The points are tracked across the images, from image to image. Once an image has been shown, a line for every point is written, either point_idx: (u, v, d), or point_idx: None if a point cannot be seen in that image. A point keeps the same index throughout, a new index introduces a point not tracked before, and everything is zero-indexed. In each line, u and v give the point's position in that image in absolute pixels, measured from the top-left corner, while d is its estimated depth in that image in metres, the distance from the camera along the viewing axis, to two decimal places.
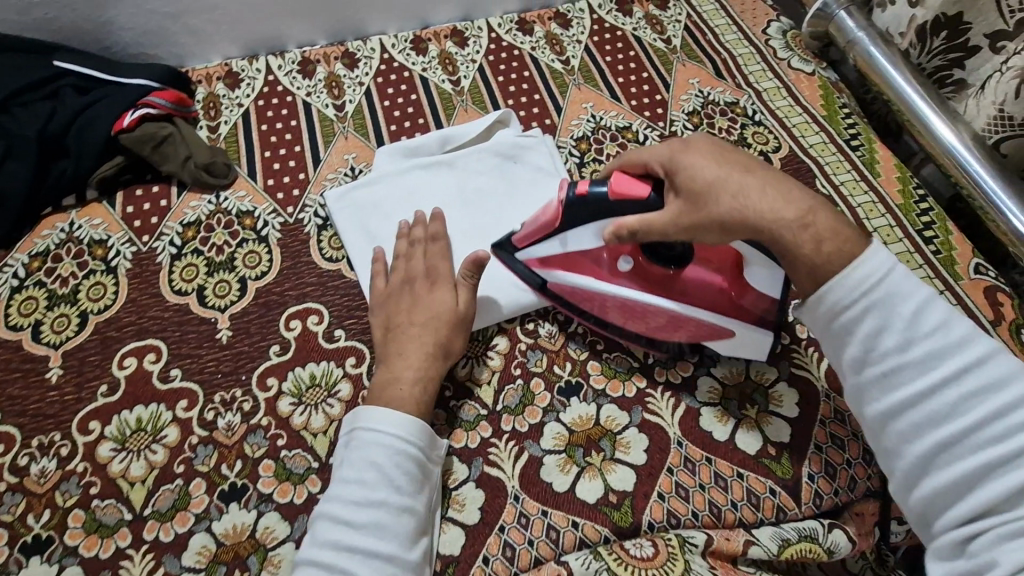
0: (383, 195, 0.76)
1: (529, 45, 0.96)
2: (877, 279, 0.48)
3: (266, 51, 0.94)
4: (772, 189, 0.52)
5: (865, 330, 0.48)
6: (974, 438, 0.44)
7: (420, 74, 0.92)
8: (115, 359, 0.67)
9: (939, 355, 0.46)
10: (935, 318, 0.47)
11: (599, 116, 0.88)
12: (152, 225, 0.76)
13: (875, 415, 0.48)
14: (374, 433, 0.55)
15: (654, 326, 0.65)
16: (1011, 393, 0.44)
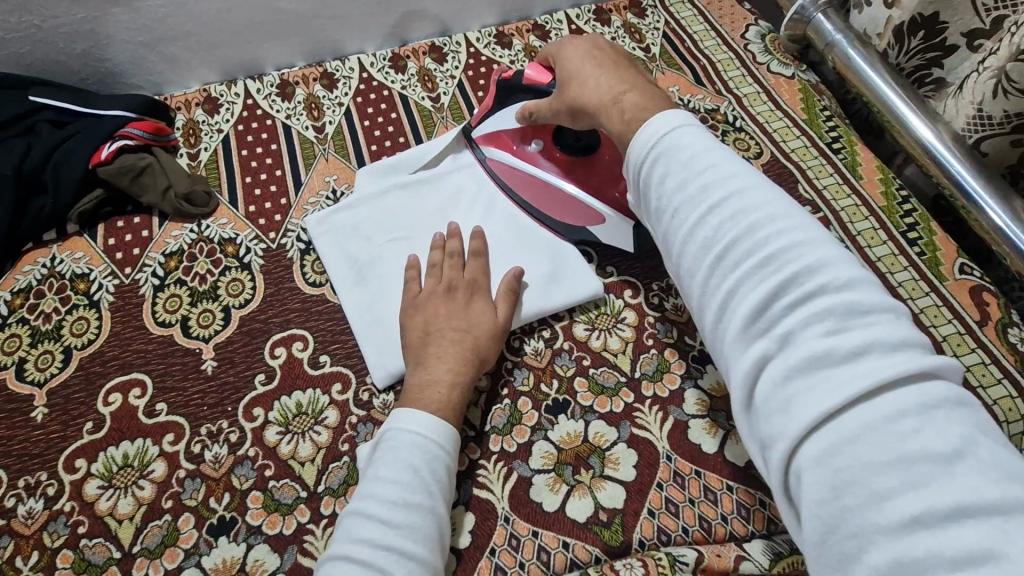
0: (364, 218, 0.76)
1: (508, 59, 0.96)
2: (659, 134, 0.52)
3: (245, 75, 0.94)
4: (607, 75, 0.62)
5: (695, 219, 0.48)
6: (760, 273, 0.43)
7: (399, 92, 0.92)
8: (100, 395, 0.67)
9: (705, 193, 0.48)
10: (707, 163, 0.49)
11: None
12: (134, 257, 0.76)
13: (682, 273, 0.49)
14: (407, 432, 0.56)
15: (549, 208, 0.75)
16: (790, 236, 0.43)
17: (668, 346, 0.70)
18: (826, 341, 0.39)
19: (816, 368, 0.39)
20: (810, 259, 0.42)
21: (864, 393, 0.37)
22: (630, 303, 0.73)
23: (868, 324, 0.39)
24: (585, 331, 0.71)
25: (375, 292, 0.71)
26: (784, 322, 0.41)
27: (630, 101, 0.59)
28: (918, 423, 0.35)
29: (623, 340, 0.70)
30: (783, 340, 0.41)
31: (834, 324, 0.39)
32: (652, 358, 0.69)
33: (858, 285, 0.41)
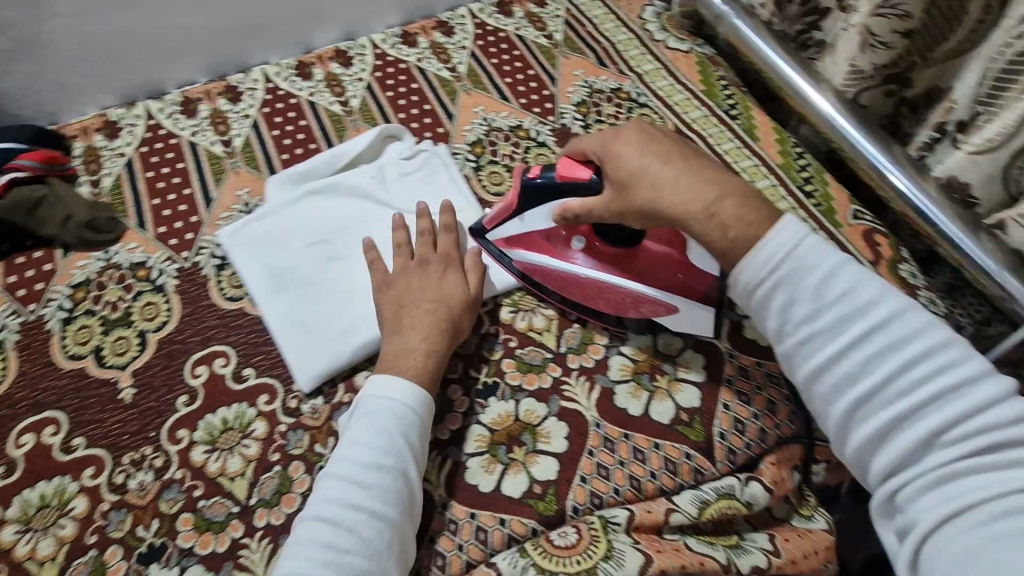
0: (278, 225, 0.75)
1: (414, 58, 0.96)
2: (799, 238, 0.52)
3: (143, 95, 0.92)
4: (685, 180, 0.56)
5: (776, 304, 0.52)
6: (909, 425, 0.47)
7: (307, 100, 0.91)
8: (11, 438, 0.64)
9: (851, 321, 0.49)
10: (841, 281, 0.50)
11: (490, 118, 0.90)
12: (38, 292, 0.73)
13: (815, 397, 0.52)
14: (383, 399, 0.57)
15: (599, 302, 0.69)
16: (955, 366, 0.46)
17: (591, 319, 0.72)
18: (940, 432, 0.45)
19: (943, 488, 0.44)
20: (986, 381, 0.46)
21: (979, 483, 0.43)
22: None
23: (995, 420, 0.45)
24: (510, 313, 0.72)
25: (298, 299, 0.71)
26: (948, 459, 0.45)
27: (729, 211, 0.54)
28: (1015, 522, 0.40)
29: (547, 317, 0.72)
30: (963, 449, 0.44)
31: (1004, 447, 0.44)
32: (576, 332, 0.71)
33: (979, 378, 0.46)
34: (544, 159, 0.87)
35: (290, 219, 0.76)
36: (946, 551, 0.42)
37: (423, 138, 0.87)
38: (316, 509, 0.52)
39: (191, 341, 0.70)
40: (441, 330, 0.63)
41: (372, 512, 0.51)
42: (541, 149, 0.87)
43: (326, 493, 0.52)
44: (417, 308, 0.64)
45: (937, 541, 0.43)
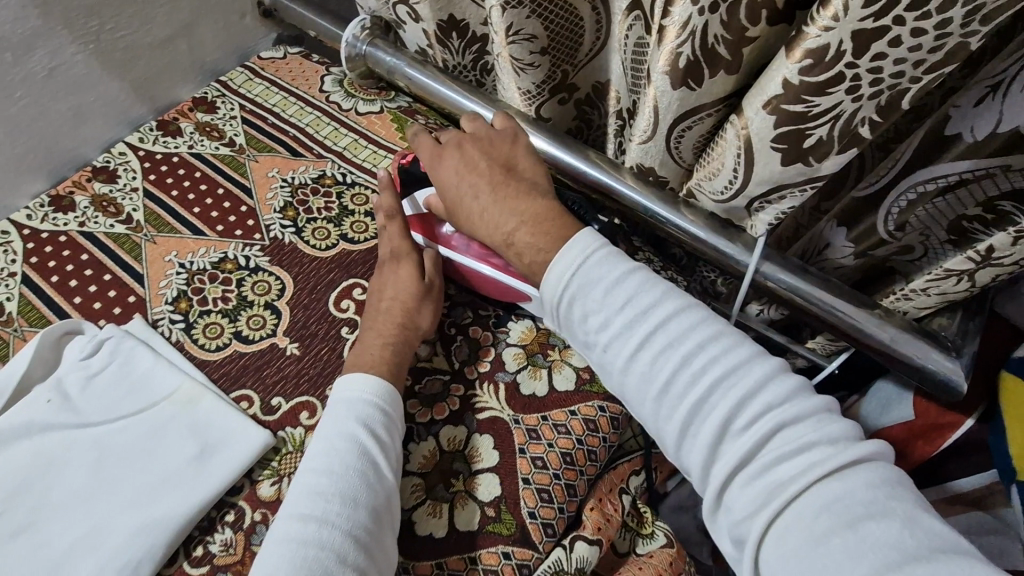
0: (71, 402, 0.65)
1: (184, 146, 0.89)
2: (587, 253, 0.52)
3: None
4: (494, 209, 0.59)
5: (578, 320, 0.52)
6: (710, 419, 0.47)
7: (79, 230, 0.81)
8: None
9: (638, 327, 0.49)
10: (629, 289, 0.50)
11: (290, 177, 0.86)
12: None
13: (632, 404, 0.52)
14: (348, 398, 0.59)
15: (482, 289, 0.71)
16: (736, 356, 0.48)
17: (470, 326, 0.72)
18: (743, 427, 0.46)
19: (759, 477, 0.46)
20: (759, 372, 0.47)
21: (794, 470, 0.45)
22: None
23: (789, 399, 0.47)
24: None
25: (125, 472, 0.61)
26: (748, 450, 0.46)
27: (523, 241, 0.57)
28: (838, 504, 0.43)
29: (428, 343, 0.71)
30: (757, 440, 0.46)
31: (790, 427, 0.46)
32: (462, 345, 0.70)
33: (764, 366, 0.48)
34: (361, 196, 0.84)
35: (82, 396, 0.65)
36: (780, 539, 0.43)
37: (229, 223, 0.81)
38: (288, 521, 0.52)
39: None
40: (423, 300, 0.67)
41: (332, 514, 0.52)
42: (354, 189, 0.85)
43: (309, 490, 0.53)
44: (397, 290, 0.67)
45: (769, 541, 0.44)
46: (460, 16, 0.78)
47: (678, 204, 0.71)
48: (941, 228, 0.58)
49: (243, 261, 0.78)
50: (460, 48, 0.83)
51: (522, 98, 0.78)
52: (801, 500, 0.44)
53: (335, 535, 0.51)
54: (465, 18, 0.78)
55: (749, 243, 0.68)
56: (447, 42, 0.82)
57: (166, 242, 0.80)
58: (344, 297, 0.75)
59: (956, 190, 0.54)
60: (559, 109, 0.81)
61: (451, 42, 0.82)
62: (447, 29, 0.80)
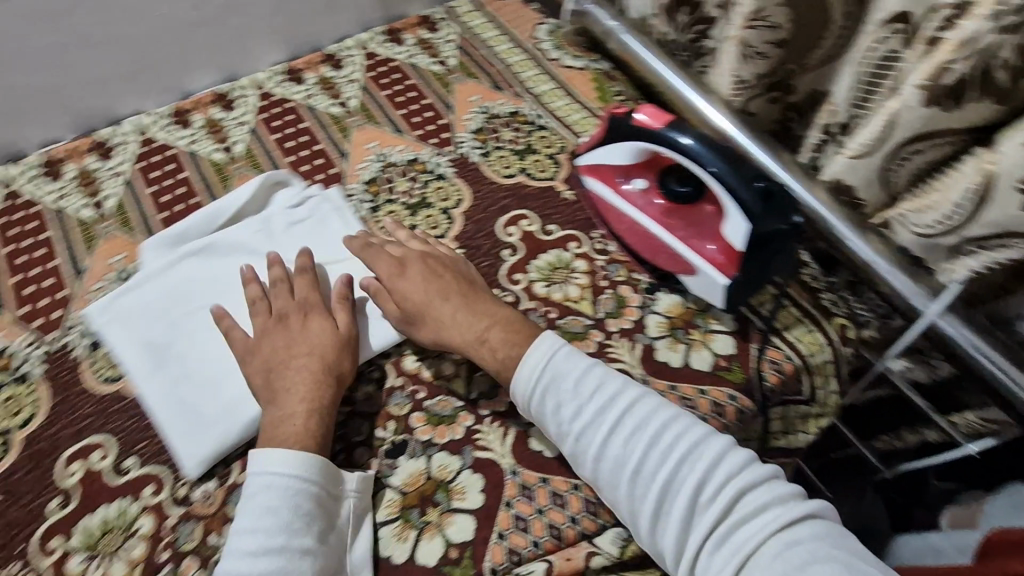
0: (270, 239, 0.74)
1: (404, 55, 0.97)
2: (553, 352, 0.59)
3: (106, 124, 0.91)
4: (463, 313, 0.65)
5: (549, 408, 0.57)
6: (677, 494, 0.52)
7: (304, 103, 0.91)
8: (59, 467, 0.62)
9: (601, 415, 0.56)
10: (594, 380, 0.57)
11: (488, 106, 0.91)
12: (56, 321, 0.71)
13: (605, 489, 0.56)
14: (266, 481, 0.54)
15: (645, 250, 0.73)
16: (692, 435, 0.54)
17: (621, 284, 0.75)
18: (700, 498, 0.51)
19: (724, 546, 0.49)
20: (714, 447, 0.53)
21: (747, 530, 0.49)
22: (578, 253, 0.77)
23: (740, 468, 0.52)
24: (545, 288, 0.74)
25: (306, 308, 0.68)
26: (712, 520, 0.50)
27: (496, 338, 0.63)
28: (797, 551, 0.47)
29: (580, 287, 0.75)
30: (718, 509, 0.50)
31: (745, 494, 0.51)
32: (610, 298, 0.74)
33: (716, 442, 0.54)
34: (548, 140, 0.87)
35: (281, 236, 0.75)
36: None
37: (427, 131, 0.88)
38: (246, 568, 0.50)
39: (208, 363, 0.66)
40: (342, 350, 0.64)
41: (292, 568, 0.51)
42: (543, 132, 0.88)
43: (270, 545, 0.51)
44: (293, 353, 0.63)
45: None
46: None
47: (866, 229, 0.70)
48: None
49: (431, 166, 0.85)
50: (684, 25, 0.87)
51: (731, 86, 0.80)
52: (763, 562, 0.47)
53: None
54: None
55: (935, 289, 0.66)
56: (674, 16, 0.87)
57: (370, 131, 0.88)
58: (512, 224, 0.80)
59: None
60: (767, 107, 0.82)
61: (679, 17, 0.86)
62: None
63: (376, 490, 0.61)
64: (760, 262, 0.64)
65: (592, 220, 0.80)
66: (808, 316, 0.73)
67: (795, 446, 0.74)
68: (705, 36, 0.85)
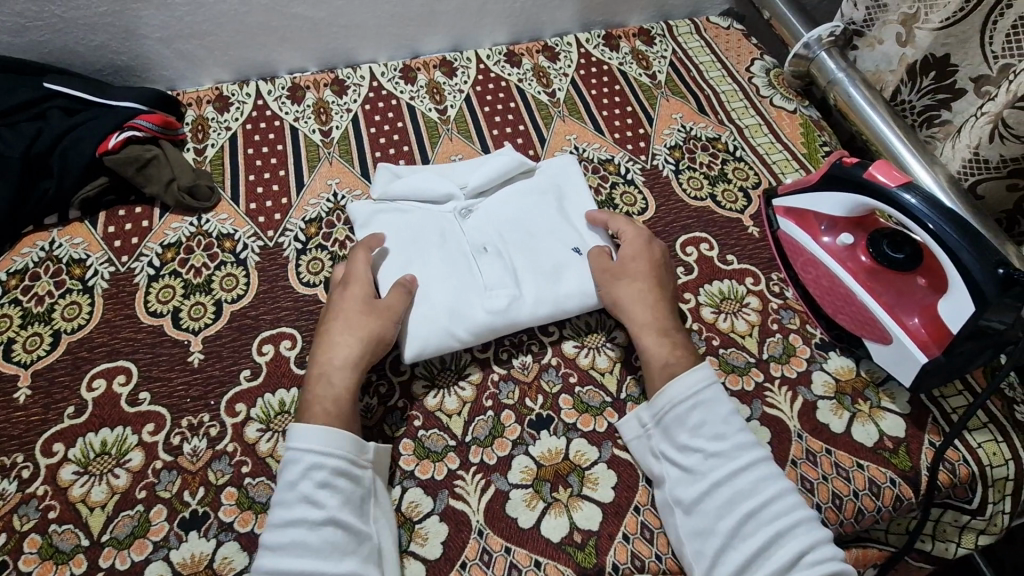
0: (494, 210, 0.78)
1: (617, 61, 1.01)
2: (715, 378, 0.61)
3: (342, 65, 1.02)
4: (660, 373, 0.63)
5: (690, 421, 0.59)
6: (777, 555, 0.51)
7: (516, 84, 0.97)
8: (254, 345, 0.70)
9: (736, 453, 0.57)
10: (738, 421, 0.59)
11: (689, 126, 0.92)
12: (276, 222, 0.81)
13: (695, 527, 0.56)
14: (297, 452, 0.55)
15: (831, 303, 0.71)
16: (804, 513, 0.54)
17: (793, 331, 0.73)
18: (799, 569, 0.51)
19: None
20: (821, 537, 0.52)
21: None
22: (753, 290, 0.76)
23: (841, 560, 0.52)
24: (712, 313, 0.74)
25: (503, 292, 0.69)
26: None
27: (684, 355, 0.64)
28: None
29: (749, 322, 0.73)
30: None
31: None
32: (778, 342, 0.72)
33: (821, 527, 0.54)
34: (743, 172, 0.87)
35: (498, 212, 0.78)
36: None
37: (625, 136, 0.91)
38: (273, 531, 0.52)
39: (511, 235, 0.76)
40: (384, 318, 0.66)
41: (313, 537, 0.51)
42: (738, 163, 0.88)
43: (284, 515, 0.53)
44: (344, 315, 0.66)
45: None
46: (954, 60, 0.78)
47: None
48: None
49: (623, 170, 0.87)
50: (925, 90, 0.83)
51: (963, 163, 0.77)
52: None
53: (319, 559, 0.51)
54: (958, 65, 0.78)
55: None
56: (915, 78, 0.84)
57: (572, 125, 0.92)
58: (691, 244, 0.80)
59: None
60: (1000, 193, 0.76)
61: (922, 80, 0.83)
62: (928, 64, 0.81)
63: (514, 455, 0.64)
64: (969, 352, 0.60)
65: (775, 262, 0.78)
66: (996, 424, 0.66)
67: (941, 556, 0.66)
68: (946, 105, 0.82)
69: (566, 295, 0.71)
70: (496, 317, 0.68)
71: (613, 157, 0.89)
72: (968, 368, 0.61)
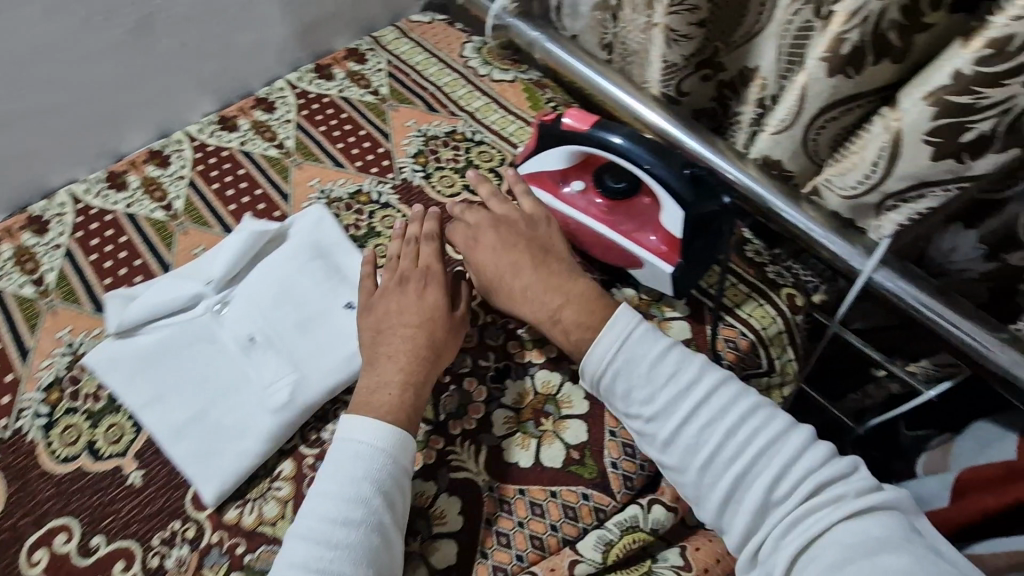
0: (251, 294, 0.73)
1: (336, 89, 0.98)
2: (632, 330, 0.60)
3: (36, 197, 0.88)
4: (536, 291, 0.65)
5: (620, 392, 0.60)
6: (752, 480, 0.55)
7: (240, 150, 0.91)
8: (22, 558, 0.60)
9: (675, 403, 0.58)
10: (670, 368, 0.59)
11: (424, 128, 0.92)
12: (6, 406, 0.69)
13: (675, 479, 0.59)
14: (356, 445, 0.57)
15: (591, 248, 0.74)
16: (770, 430, 0.56)
17: None
18: (773, 486, 0.54)
19: (793, 530, 0.53)
20: (791, 448, 0.55)
21: (809, 521, 0.52)
22: None
23: (815, 470, 0.54)
24: None
25: None
26: (788, 505, 0.53)
27: (569, 319, 0.63)
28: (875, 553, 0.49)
29: None
30: (789, 503, 0.53)
31: (821, 486, 0.54)
32: None
33: (788, 438, 0.56)
34: (487, 154, 0.89)
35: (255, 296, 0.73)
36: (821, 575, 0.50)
37: (367, 161, 0.89)
38: (309, 517, 0.54)
39: (273, 316, 0.71)
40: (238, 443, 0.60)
41: (360, 533, 0.53)
42: (481, 147, 0.90)
43: (327, 507, 0.54)
44: (402, 312, 0.65)
45: None
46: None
47: (799, 199, 0.72)
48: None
49: (375, 196, 0.85)
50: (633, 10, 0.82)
51: (663, 72, 0.81)
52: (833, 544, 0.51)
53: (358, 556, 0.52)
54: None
55: (869, 247, 0.68)
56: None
57: (311, 169, 0.88)
58: None
59: None
60: (699, 86, 0.84)
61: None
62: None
63: None
64: (701, 247, 0.68)
65: None
66: (756, 290, 0.74)
67: None
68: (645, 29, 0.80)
69: (347, 355, 0.67)
70: (284, 409, 0.64)
71: (359, 185, 0.86)
72: (705, 258, 0.69)
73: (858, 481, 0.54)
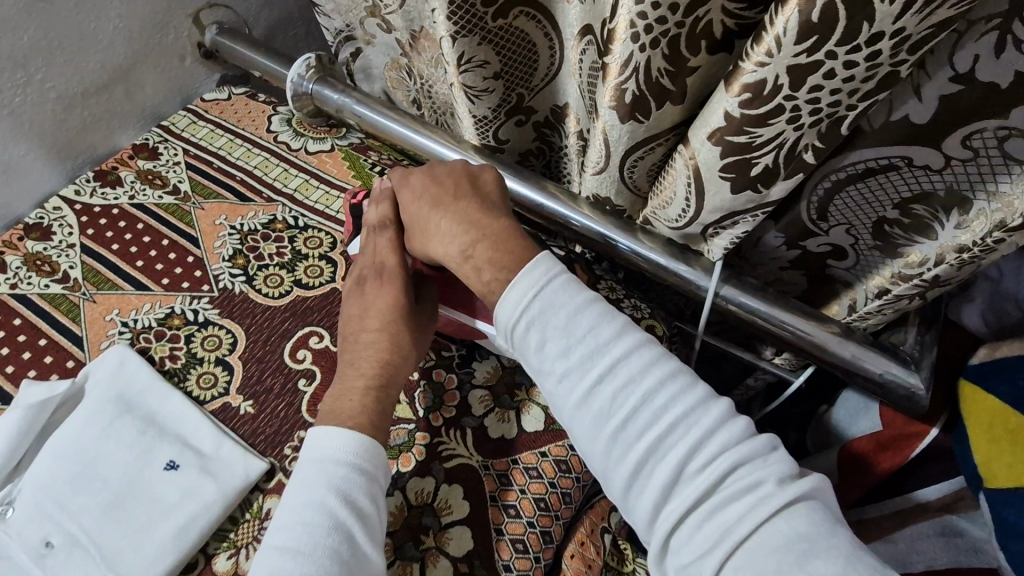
0: (42, 484, 0.60)
1: (125, 197, 0.83)
2: (551, 276, 0.47)
3: None
4: (450, 224, 0.55)
5: (532, 346, 0.47)
6: (667, 457, 0.43)
7: (10, 294, 0.75)
8: None
9: (591, 362, 0.45)
10: (591, 319, 0.46)
11: (238, 224, 0.82)
12: None
13: (584, 450, 0.47)
14: (328, 452, 0.53)
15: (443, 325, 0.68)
16: (691, 397, 0.44)
17: (433, 368, 0.69)
18: (692, 465, 0.43)
19: (710, 522, 0.42)
20: (717, 421, 0.44)
21: (728, 512, 0.42)
22: None
23: (742, 448, 0.44)
24: None
25: None
26: (704, 490, 0.43)
27: (483, 254, 0.52)
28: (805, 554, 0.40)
29: None
30: (708, 488, 0.43)
31: (741, 468, 0.43)
32: (427, 391, 0.67)
33: (715, 409, 0.45)
34: (315, 239, 0.81)
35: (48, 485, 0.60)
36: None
37: (176, 276, 0.77)
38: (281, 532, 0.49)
39: (75, 502, 0.59)
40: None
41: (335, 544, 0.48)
42: (306, 233, 0.81)
43: (303, 516, 0.49)
44: (366, 314, 0.60)
45: None
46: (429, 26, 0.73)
47: (634, 230, 0.69)
48: (864, 224, 0.58)
49: (190, 316, 0.74)
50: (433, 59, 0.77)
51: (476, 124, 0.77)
52: (751, 543, 0.41)
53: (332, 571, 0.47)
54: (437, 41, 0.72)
55: (708, 267, 0.67)
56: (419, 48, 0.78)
57: (107, 300, 0.75)
58: (301, 347, 0.71)
59: (867, 179, 0.54)
60: (517, 131, 0.80)
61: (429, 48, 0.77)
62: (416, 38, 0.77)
63: None
64: None
65: None
66: None
67: None
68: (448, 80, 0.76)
69: (174, 531, 0.58)
70: None
71: (167, 308, 0.74)
72: None
73: (780, 462, 0.44)
